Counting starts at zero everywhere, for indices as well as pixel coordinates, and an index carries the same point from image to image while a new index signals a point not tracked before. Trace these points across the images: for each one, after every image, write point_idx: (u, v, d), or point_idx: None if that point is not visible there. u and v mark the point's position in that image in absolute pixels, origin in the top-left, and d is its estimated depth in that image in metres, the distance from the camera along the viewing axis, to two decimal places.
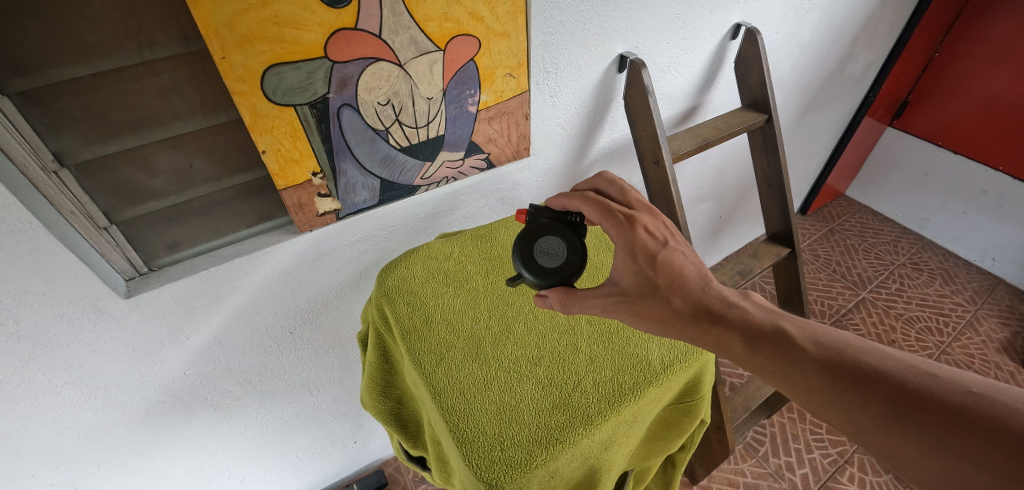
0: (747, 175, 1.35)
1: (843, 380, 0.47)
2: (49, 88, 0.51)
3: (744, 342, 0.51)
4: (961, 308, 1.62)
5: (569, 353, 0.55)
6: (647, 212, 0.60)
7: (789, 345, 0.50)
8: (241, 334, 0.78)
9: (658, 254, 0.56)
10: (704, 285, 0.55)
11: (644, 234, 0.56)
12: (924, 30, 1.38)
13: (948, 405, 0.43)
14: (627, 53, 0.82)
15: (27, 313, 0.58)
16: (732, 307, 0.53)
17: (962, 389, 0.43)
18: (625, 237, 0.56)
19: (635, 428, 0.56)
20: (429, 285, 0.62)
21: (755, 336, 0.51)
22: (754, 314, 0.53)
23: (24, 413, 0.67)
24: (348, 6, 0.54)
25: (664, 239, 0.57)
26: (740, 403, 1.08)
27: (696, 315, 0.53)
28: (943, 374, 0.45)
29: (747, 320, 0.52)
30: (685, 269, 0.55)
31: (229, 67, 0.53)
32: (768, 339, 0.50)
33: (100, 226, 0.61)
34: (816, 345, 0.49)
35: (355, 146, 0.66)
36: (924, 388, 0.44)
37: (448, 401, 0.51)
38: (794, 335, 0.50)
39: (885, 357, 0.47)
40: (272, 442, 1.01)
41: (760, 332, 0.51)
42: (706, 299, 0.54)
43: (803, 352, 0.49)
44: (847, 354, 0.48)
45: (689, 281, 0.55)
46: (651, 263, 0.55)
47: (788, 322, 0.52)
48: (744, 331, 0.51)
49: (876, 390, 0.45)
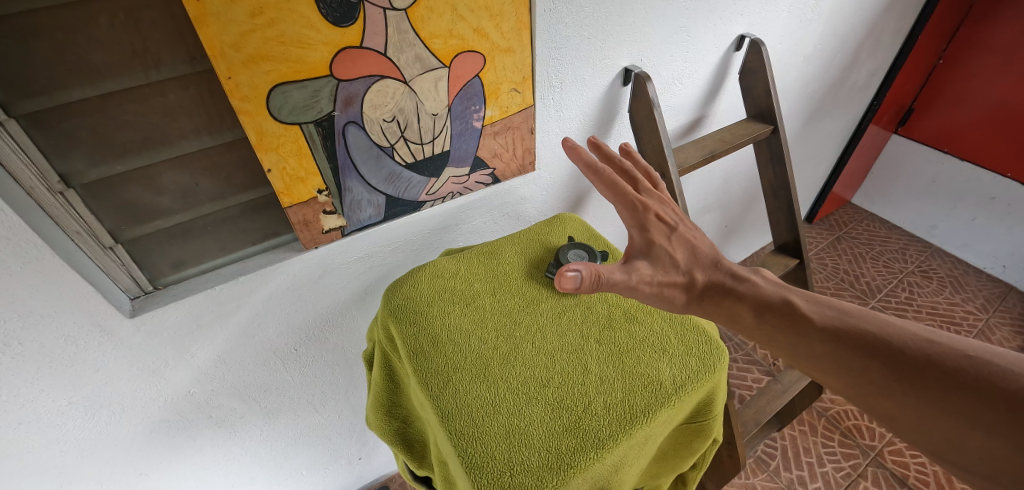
0: (754, 184, 1.34)
1: (844, 346, 0.49)
2: (56, 110, 0.51)
3: (753, 313, 0.54)
4: (972, 316, 1.59)
5: (580, 374, 0.53)
6: (655, 198, 0.60)
7: (796, 316, 0.52)
8: (245, 352, 0.77)
9: (669, 236, 0.57)
10: (715, 260, 0.58)
11: (657, 218, 0.58)
12: (927, 38, 1.37)
13: (943, 368, 0.44)
14: (632, 66, 0.82)
15: (31, 333, 0.57)
16: (743, 281, 0.56)
17: (958, 354, 0.45)
18: (638, 217, 0.57)
19: (647, 449, 0.54)
20: (434, 303, 0.60)
21: (763, 307, 0.54)
22: (762, 288, 0.56)
23: (28, 434, 0.66)
24: (354, 25, 0.55)
25: (674, 224, 0.58)
26: (751, 417, 1.06)
27: (710, 289, 0.56)
28: (941, 341, 0.46)
29: (757, 293, 0.55)
30: (697, 249, 0.58)
31: (235, 87, 0.53)
32: (775, 310, 0.53)
33: (105, 246, 0.60)
34: (822, 315, 0.52)
35: (360, 164, 0.66)
36: (919, 353, 0.46)
37: (457, 424, 0.49)
38: (799, 305, 0.53)
39: (886, 325, 0.49)
40: (276, 459, 1.00)
41: (769, 304, 0.54)
42: (717, 275, 0.57)
43: (806, 321, 0.52)
44: (849, 321, 0.50)
45: (702, 259, 0.58)
46: (665, 241, 0.57)
47: (796, 296, 0.54)
48: (753, 302, 0.54)
49: (873, 354, 0.48)
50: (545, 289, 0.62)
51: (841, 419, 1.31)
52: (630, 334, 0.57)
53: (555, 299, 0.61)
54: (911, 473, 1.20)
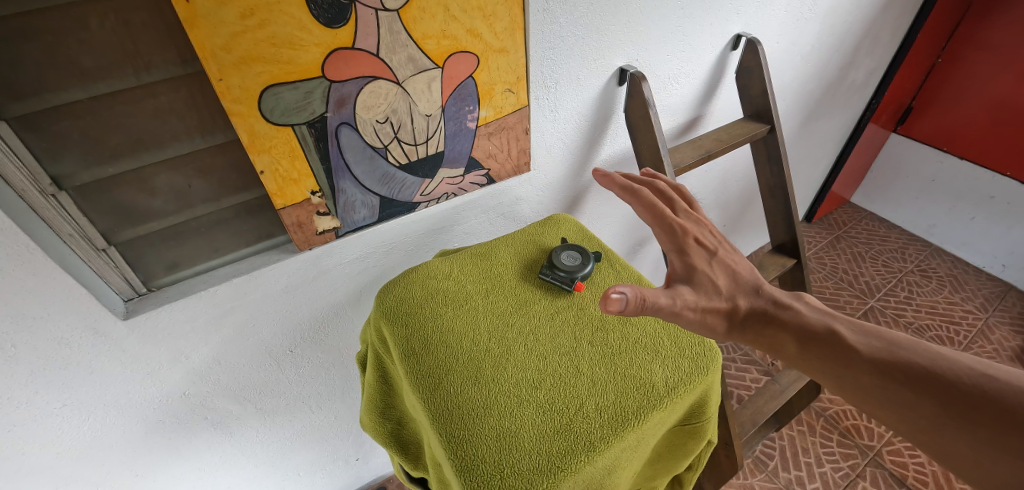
0: (751, 183, 1.34)
1: (894, 379, 0.47)
2: (47, 112, 0.51)
3: (797, 343, 0.52)
4: (972, 316, 1.58)
5: (571, 375, 0.53)
6: (693, 220, 0.60)
7: (842, 348, 0.50)
8: (240, 354, 0.77)
9: (709, 261, 0.57)
10: (756, 287, 0.57)
11: (696, 242, 0.57)
12: (926, 36, 1.37)
13: (1004, 407, 0.43)
14: (627, 66, 0.82)
15: (24, 336, 0.58)
16: (786, 309, 0.54)
17: (1019, 391, 0.43)
18: (676, 241, 0.57)
19: (639, 450, 0.54)
20: (427, 305, 0.60)
21: (807, 337, 0.52)
22: (806, 315, 0.54)
23: (23, 436, 0.66)
24: (346, 26, 0.55)
25: (714, 248, 0.58)
26: (749, 417, 1.06)
27: (752, 316, 0.54)
28: (1000, 375, 0.45)
29: (800, 321, 0.53)
30: (738, 274, 0.57)
31: (226, 88, 0.53)
32: (821, 340, 0.51)
33: (98, 248, 0.60)
34: (869, 347, 0.50)
35: (353, 165, 0.66)
36: (976, 390, 0.44)
37: (448, 427, 0.49)
38: (845, 334, 0.51)
39: (938, 357, 0.48)
40: (273, 460, 1.00)
41: (813, 333, 0.52)
42: (758, 301, 0.55)
43: (853, 351, 0.50)
44: (898, 354, 0.49)
45: (741, 284, 0.57)
46: (706, 266, 0.56)
47: (841, 324, 0.53)
48: (797, 331, 0.53)
49: (927, 392, 0.46)
50: (538, 291, 0.62)
51: (840, 419, 1.31)
52: (622, 335, 0.57)
53: (548, 300, 0.61)
54: (910, 473, 1.20)
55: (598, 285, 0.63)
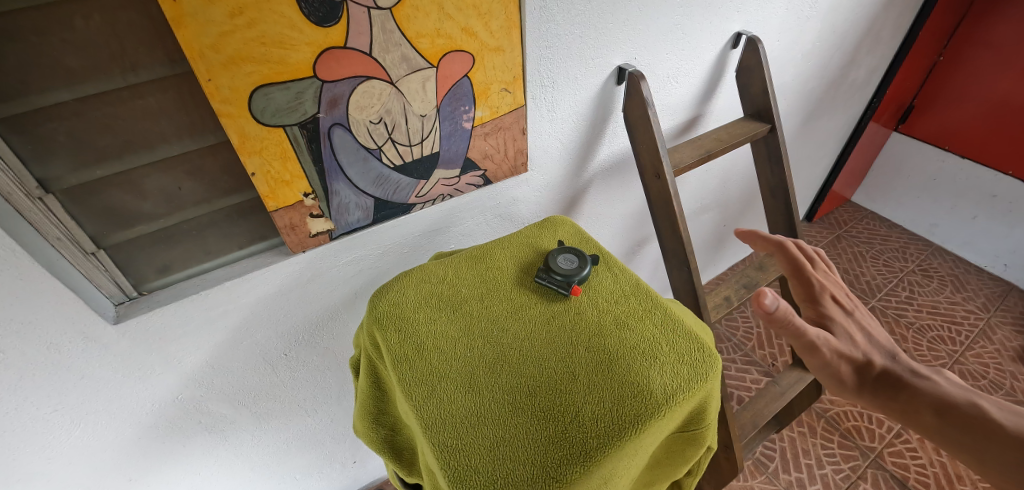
0: (751, 183, 1.33)
1: None
2: (31, 114, 0.50)
3: (934, 412, 0.51)
4: (973, 316, 1.57)
5: (567, 382, 0.52)
6: (833, 278, 0.61)
7: (988, 425, 0.48)
8: (233, 358, 0.76)
9: (847, 318, 0.57)
10: (893, 353, 0.56)
11: (834, 298, 0.58)
12: (928, 34, 1.36)
13: None
14: (626, 65, 0.81)
15: (11, 341, 0.56)
16: (925, 378, 0.53)
17: None
18: (812, 290, 0.59)
19: (637, 458, 0.53)
20: (420, 310, 0.59)
21: (945, 408, 0.51)
22: (945, 388, 0.53)
23: (13, 441, 0.65)
24: (337, 25, 0.53)
25: (852, 306, 0.58)
26: (749, 420, 1.05)
27: (884, 379, 0.54)
28: None
29: (939, 392, 0.52)
30: (874, 337, 0.57)
31: (215, 89, 0.52)
32: (961, 415, 0.50)
33: (88, 251, 0.59)
34: (1020, 427, 0.48)
35: (347, 166, 0.65)
36: None
37: (441, 436, 0.48)
38: (991, 412, 0.49)
39: None
40: (269, 464, 0.99)
41: (953, 405, 0.51)
42: (894, 366, 0.55)
43: (996, 429, 0.48)
44: None
45: (877, 347, 0.56)
46: (845, 321, 0.57)
47: (987, 402, 0.50)
48: (935, 401, 0.52)
49: None
50: (534, 295, 0.61)
51: (841, 420, 1.30)
52: (619, 340, 0.55)
53: (544, 305, 0.60)
54: (911, 475, 1.19)
55: (595, 288, 0.62)
